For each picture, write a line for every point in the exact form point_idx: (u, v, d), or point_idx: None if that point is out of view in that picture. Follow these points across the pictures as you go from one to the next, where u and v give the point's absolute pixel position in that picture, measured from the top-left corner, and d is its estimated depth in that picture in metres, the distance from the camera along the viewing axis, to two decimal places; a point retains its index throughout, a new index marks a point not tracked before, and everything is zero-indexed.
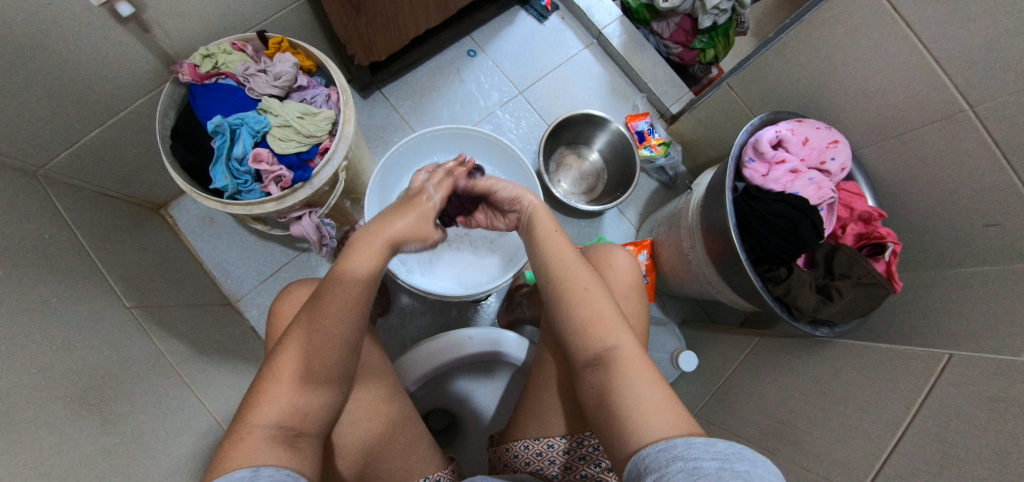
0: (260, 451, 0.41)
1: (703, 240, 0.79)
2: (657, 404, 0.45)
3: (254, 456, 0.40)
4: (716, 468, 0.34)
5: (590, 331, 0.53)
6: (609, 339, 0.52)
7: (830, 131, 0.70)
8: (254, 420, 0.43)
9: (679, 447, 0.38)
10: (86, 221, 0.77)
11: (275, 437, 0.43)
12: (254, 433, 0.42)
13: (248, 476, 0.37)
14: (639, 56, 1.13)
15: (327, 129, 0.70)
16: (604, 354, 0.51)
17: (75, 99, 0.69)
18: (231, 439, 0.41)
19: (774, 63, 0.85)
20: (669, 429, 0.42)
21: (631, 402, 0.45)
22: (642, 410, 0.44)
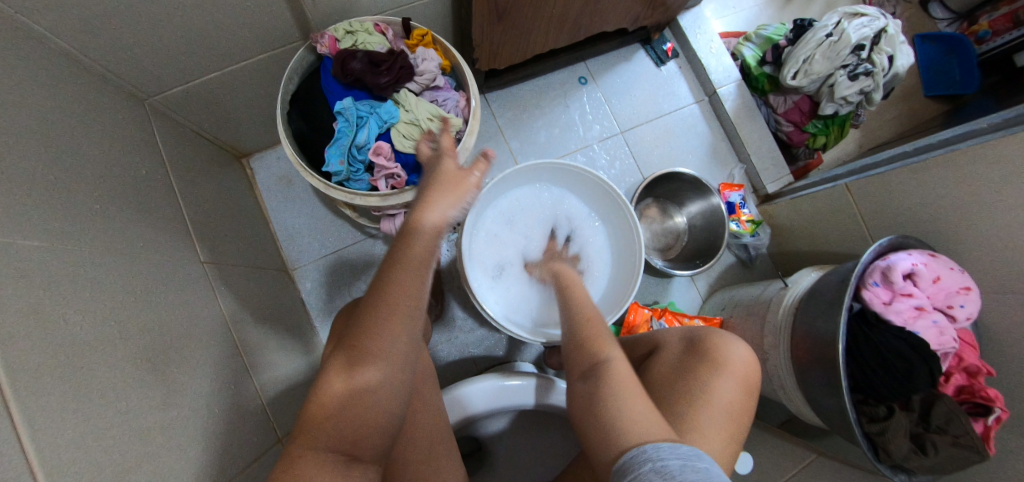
0: (314, 476, 0.39)
1: (791, 344, 0.76)
2: (650, 421, 0.46)
3: (305, 481, 0.38)
4: (679, 466, 0.39)
5: (586, 348, 0.58)
6: (602, 353, 0.57)
7: (963, 274, 0.66)
8: (311, 436, 0.41)
9: (650, 452, 0.42)
10: (179, 160, 0.75)
11: (329, 464, 0.40)
12: (303, 461, 0.40)
13: None
14: (748, 126, 1.10)
15: (451, 136, 0.66)
16: (596, 367, 0.55)
17: (207, 44, 0.68)
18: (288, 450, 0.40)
19: (904, 180, 0.81)
20: (645, 436, 0.44)
21: (619, 411, 0.48)
22: (625, 414, 0.47)
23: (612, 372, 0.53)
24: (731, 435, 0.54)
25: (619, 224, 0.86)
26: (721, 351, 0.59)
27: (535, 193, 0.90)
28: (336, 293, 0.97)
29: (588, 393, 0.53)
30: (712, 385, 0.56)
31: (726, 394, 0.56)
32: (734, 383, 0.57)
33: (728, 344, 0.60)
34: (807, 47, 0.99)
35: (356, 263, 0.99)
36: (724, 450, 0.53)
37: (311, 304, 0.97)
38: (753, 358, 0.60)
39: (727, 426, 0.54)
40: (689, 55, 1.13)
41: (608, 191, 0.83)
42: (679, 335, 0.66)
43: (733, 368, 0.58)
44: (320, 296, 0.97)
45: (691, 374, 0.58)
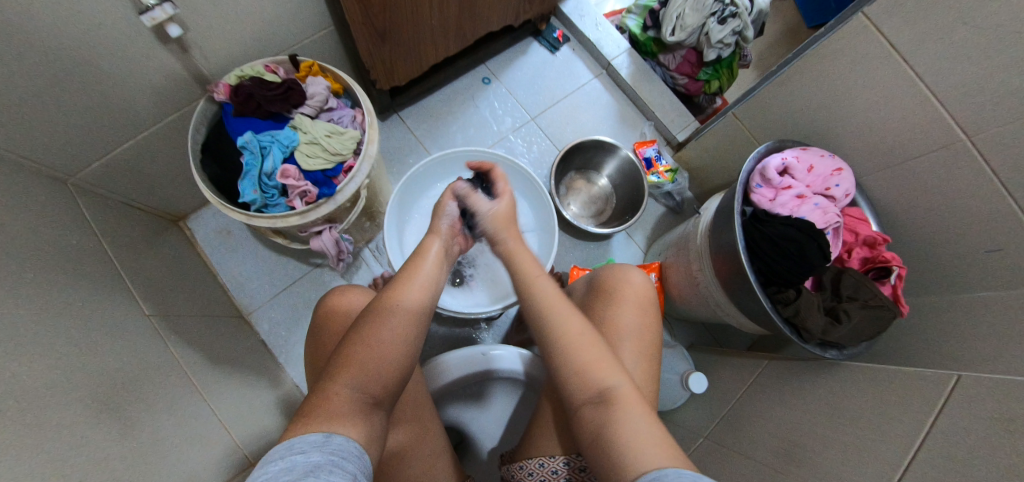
0: (340, 414, 0.44)
1: (712, 262, 0.82)
2: (648, 452, 0.42)
3: (332, 422, 0.43)
4: None
5: (586, 372, 0.50)
6: (606, 378, 0.50)
7: (834, 158, 0.73)
8: (336, 385, 0.47)
9: (670, 477, 0.38)
10: (112, 229, 0.79)
11: (352, 405, 0.46)
12: (336, 397, 0.46)
13: (321, 440, 0.40)
14: (646, 87, 1.19)
15: (353, 148, 0.74)
16: (604, 394, 0.48)
17: (114, 115, 0.73)
18: (314, 402, 0.45)
19: (775, 94, 0.89)
20: (659, 460, 0.41)
21: (622, 441, 0.44)
22: (630, 449, 0.43)
23: (624, 401, 0.48)
24: (644, 355, 0.61)
25: (535, 197, 0.94)
26: (620, 282, 0.67)
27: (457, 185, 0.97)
28: (296, 327, 1.01)
29: (597, 417, 0.47)
30: (616, 315, 0.63)
31: (636, 319, 0.63)
32: (634, 308, 0.64)
33: (628, 273, 0.68)
34: (676, 6, 1.10)
35: (309, 294, 1.04)
36: (642, 369, 0.60)
37: (272, 342, 1.00)
38: (648, 283, 0.68)
39: (637, 345, 0.61)
40: (579, 37, 1.23)
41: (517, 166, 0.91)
42: (585, 282, 0.74)
43: (631, 294, 0.65)
44: (280, 333, 1.00)
45: (594, 311, 0.66)
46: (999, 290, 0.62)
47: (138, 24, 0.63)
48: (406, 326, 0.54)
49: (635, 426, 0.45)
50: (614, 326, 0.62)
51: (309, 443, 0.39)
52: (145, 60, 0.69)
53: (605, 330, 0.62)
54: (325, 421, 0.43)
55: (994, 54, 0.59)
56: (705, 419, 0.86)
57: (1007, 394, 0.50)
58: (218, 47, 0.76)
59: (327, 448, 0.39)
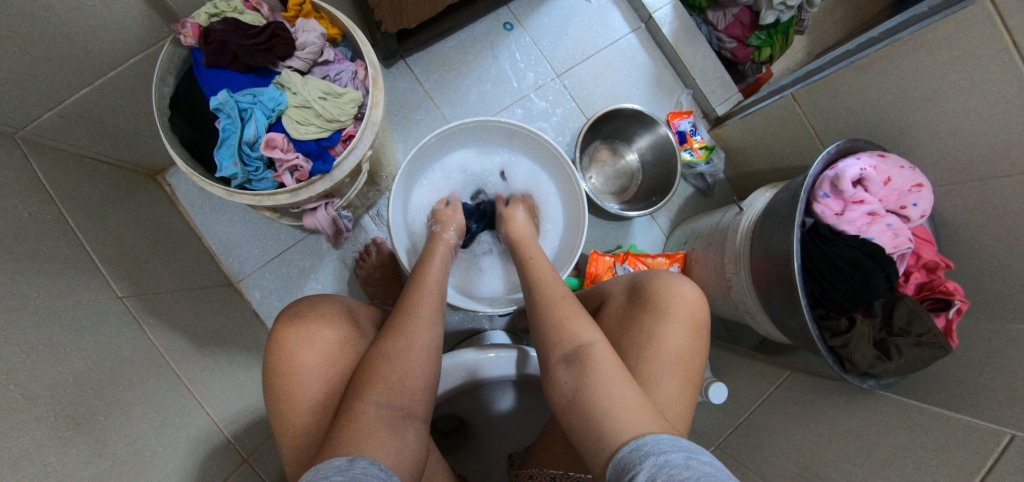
0: (371, 434, 0.43)
1: (751, 272, 0.75)
2: (633, 406, 0.44)
3: (358, 443, 0.42)
4: (683, 458, 0.36)
5: (564, 327, 0.55)
6: (583, 336, 0.53)
7: (915, 171, 0.63)
8: (365, 401, 0.46)
9: (649, 442, 0.39)
10: (73, 193, 0.68)
11: (381, 421, 0.45)
12: (366, 416, 0.45)
13: (345, 466, 0.39)
14: (690, 48, 1.04)
15: (352, 113, 0.62)
16: (579, 351, 0.52)
17: (63, 56, 0.59)
18: (344, 421, 0.44)
19: (853, 81, 0.77)
20: (641, 426, 0.42)
21: (603, 396, 0.46)
22: (618, 405, 0.44)
23: (598, 357, 0.50)
24: (685, 382, 0.55)
25: (570, 195, 0.82)
26: (665, 294, 0.60)
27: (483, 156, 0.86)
28: (289, 299, 0.94)
29: (573, 379, 0.49)
30: (660, 335, 0.57)
31: (680, 338, 0.56)
32: (681, 326, 0.57)
33: (671, 284, 0.61)
34: None
35: (304, 263, 0.95)
36: (685, 398, 0.54)
37: (266, 314, 0.93)
38: (699, 296, 0.61)
39: (680, 372, 0.55)
40: None
41: (547, 146, 0.80)
42: (624, 284, 0.67)
43: (677, 310, 0.58)
44: (275, 304, 0.93)
45: (639, 324, 0.59)
46: None
47: None
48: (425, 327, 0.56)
49: (609, 388, 0.46)
50: (657, 346, 0.56)
51: (334, 469, 0.38)
52: None
53: (643, 348, 0.56)
54: (353, 442, 0.42)
55: None
56: (718, 424, 0.85)
57: None
58: None
59: (349, 473, 0.38)
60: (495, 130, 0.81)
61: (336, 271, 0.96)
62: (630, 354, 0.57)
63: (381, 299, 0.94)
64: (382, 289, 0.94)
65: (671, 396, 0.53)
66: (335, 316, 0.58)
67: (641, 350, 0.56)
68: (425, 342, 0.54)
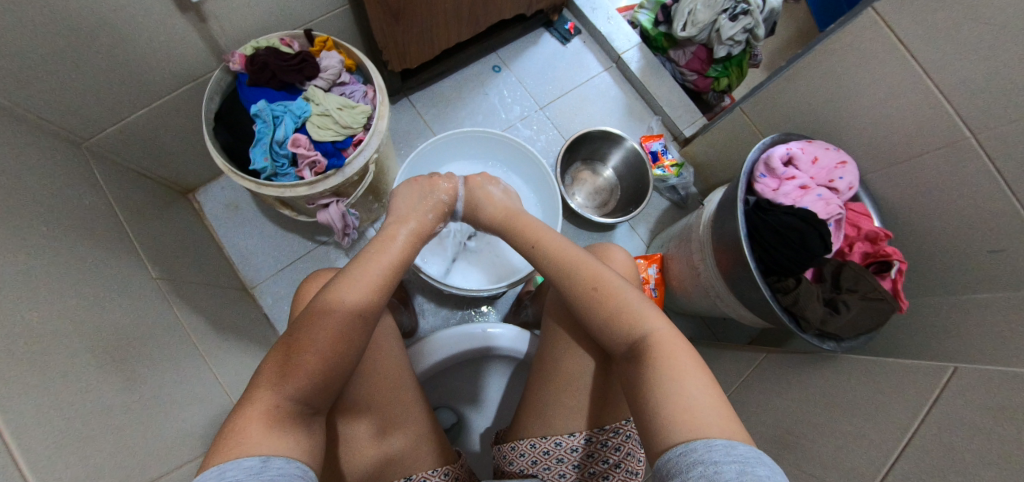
0: (271, 432, 0.41)
1: (714, 253, 0.82)
2: (702, 401, 0.42)
3: (263, 442, 0.40)
4: (737, 472, 0.35)
5: (616, 321, 0.54)
6: (639, 326, 0.52)
7: (838, 152, 0.73)
8: (271, 396, 0.44)
9: (699, 449, 0.37)
10: (123, 195, 0.80)
11: (285, 417, 0.43)
12: (271, 412, 0.43)
13: (257, 466, 0.36)
14: (655, 81, 1.20)
15: (363, 122, 0.75)
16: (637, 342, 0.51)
17: (132, 81, 0.74)
18: (244, 419, 0.41)
19: (784, 91, 0.89)
20: (708, 423, 0.40)
21: (666, 388, 0.44)
22: (681, 395, 0.43)
23: (656, 344, 0.49)
24: None
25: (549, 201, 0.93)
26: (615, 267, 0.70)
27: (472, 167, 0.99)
28: None
29: (632, 374, 0.49)
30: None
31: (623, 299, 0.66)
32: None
33: (612, 254, 0.71)
34: (689, 0, 1.11)
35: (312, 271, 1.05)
36: None
37: (274, 316, 1.01)
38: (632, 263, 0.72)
39: None
40: (590, 30, 1.24)
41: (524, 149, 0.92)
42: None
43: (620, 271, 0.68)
44: (283, 308, 1.01)
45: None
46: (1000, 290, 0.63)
47: None
48: (330, 343, 0.50)
49: (671, 380, 0.45)
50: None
51: (243, 471, 0.36)
52: (162, 26, 0.70)
53: None
54: (246, 444, 0.39)
55: (1001, 51, 0.60)
56: None
57: (998, 385, 0.51)
58: (233, 20, 0.77)
59: (261, 473, 0.36)
60: (480, 141, 0.94)
61: None
62: None
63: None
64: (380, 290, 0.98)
65: None
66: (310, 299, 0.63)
67: None
68: (322, 347, 0.49)
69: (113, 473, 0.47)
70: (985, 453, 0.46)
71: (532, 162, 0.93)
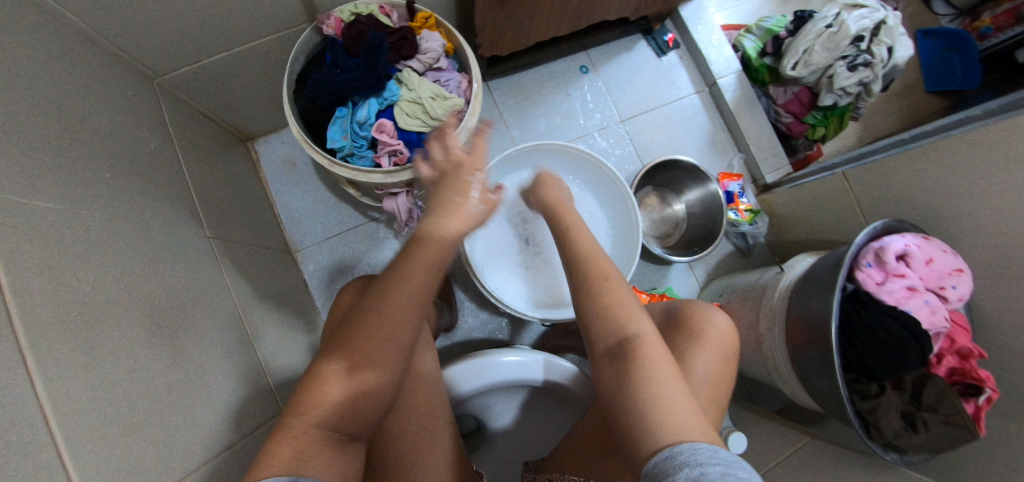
0: (305, 452, 0.42)
1: (786, 328, 0.77)
2: (682, 412, 0.45)
3: (298, 460, 0.41)
4: (720, 473, 0.36)
5: (608, 319, 0.56)
6: (629, 326, 0.54)
7: (956, 257, 0.67)
8: (307, 419, 0.44)
9: (685, 452, 0.39)
10: (187, 139, 0.76)
11: (321, 436, 0.44)
12: (303, 436, 0.43)
13: None
14: (748, 116, 1.12)
15: (453, 115, 0.69)
16: (623, 345, 0.53)
17: (220, 24, 0.69)
18: (285, 436, 0.42)
19: (903, 168, 0.82)
20: (687, 431, 0.43)
21: (654, 404, 0.46)
22: (667, 412, 0.45)
23: (645, 348, 0.51)
24: (710, 403, 0.57)
25: (627, 231, 0.88)
26: (700, 321, 0.62)
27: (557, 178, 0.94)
28: (338, 276, 0.99)
29: (617, 377, 0.51)
30: (691, 357, 0.59)
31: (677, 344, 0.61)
32: (713, 352, 0.59)
33: (707, 314, 0.63)
34: (807, 38, 1.01)
35: (358, 246, 1.01)
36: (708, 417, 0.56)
37: (313, 285, 0.98)
38: (732, 327, 0.63)
39: (707, 395, 0.57)
40: (689, 45, 1.15)
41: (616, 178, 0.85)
42: (661, 308, 0.69)
43: (711, 337, 0.60)
44: (324, 278, 0.99)
45: (672, 345, 0.61)
46: None
47: None
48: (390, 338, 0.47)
49: (660, 390, 0.47)
50: (688, 368, 0.58)
51: None
52: None
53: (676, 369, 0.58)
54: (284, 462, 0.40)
55: None
56: None
57: None
58: None
59: None
60: (571, 157, 0.89)
61: (385, 259, 1.02)
62: None
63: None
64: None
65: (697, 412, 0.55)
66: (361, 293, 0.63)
67: None
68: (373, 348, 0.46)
69: (159, 463, 0.45)
70: None
71: (617, 187, 0.87)
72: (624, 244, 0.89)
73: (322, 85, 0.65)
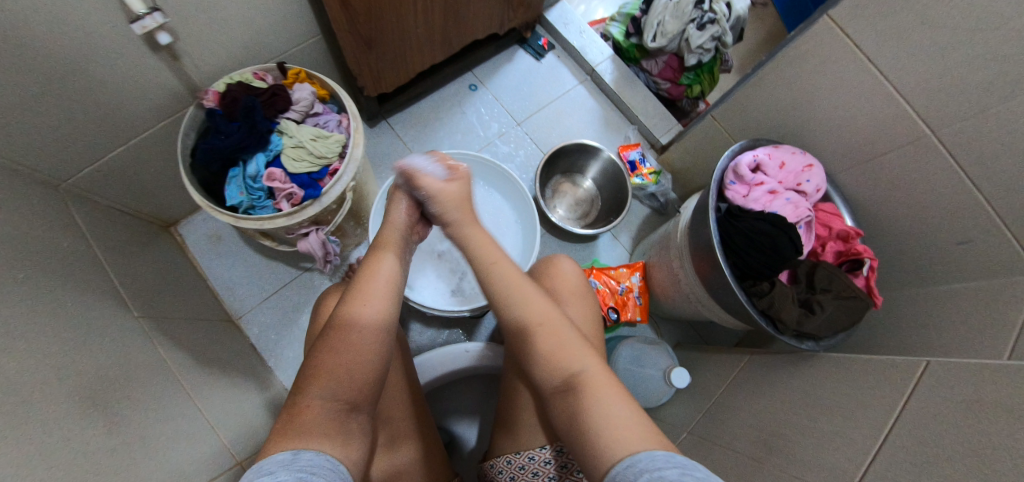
0: (313, 428, 0.45)
1: (692, 260, 0.84)
2: (623, 426, 0.43)
3: (303, 435, 0.44)
4: (678, 474, 0.36)
5: (557, 353, 0.51)
6: (574, 363, 0.50)
7: (805, 155, 0.75)
8: (308, 396, 0.48)
9: (643, 461, 0.39)
10: (102, 234, 0.80)
11: (326, 415, 0.47)
12: (309, 409, 0.46)
13: (288, 458, 0.40)
14: (629, 91, 1.23)
15: (338, 151, 0.78)
16: (570, 380, 0.49)
17: (109, 120, 0.75)
18: (288, 414, 0.46)
19: (753, 97, 0.92)
20: (637, 443, 0.41)
21: (597, 425, 0.44)
22: (612, 427, 0.43)
23: (587, 383, 0.48)
24: None
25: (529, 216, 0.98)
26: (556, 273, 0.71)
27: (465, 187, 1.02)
28: (285, 331, 1.02)
29: (569, 405, 0.48)
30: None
31: (584, 311, 0.66)
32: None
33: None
34: (658, 12, 1.15)
35: (298, 297, 1.05)
36: None
37: (262, 345, 1.01)
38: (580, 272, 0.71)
39: None
40: (563, 44, 1.27)
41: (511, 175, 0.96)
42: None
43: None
44: (271, 335, 1.02)
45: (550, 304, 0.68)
46: (974, 281, 0.65)
47: (130, 35, 0.66)
48: (372, 339, 0.53)
49: (603, 410, 0.45)
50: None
51: (276, 463, 0.39)
52: (135, 66, 0.71)
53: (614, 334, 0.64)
54: (295, 438, 0.43)
55: (948, 53, 0.62)
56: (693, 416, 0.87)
57: (972, 377, 0.52)
58: (205, 55, 0.78)
59: (292, 464, 0.40)
60: (470, 164, 0.99)
61: None
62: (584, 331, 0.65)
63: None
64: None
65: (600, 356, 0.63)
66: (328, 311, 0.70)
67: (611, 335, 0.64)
68: (369, 338, 0.53)
69: None
70: (963, 445, 0.47)
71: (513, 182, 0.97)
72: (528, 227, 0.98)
73: (211, 153, 0.72)
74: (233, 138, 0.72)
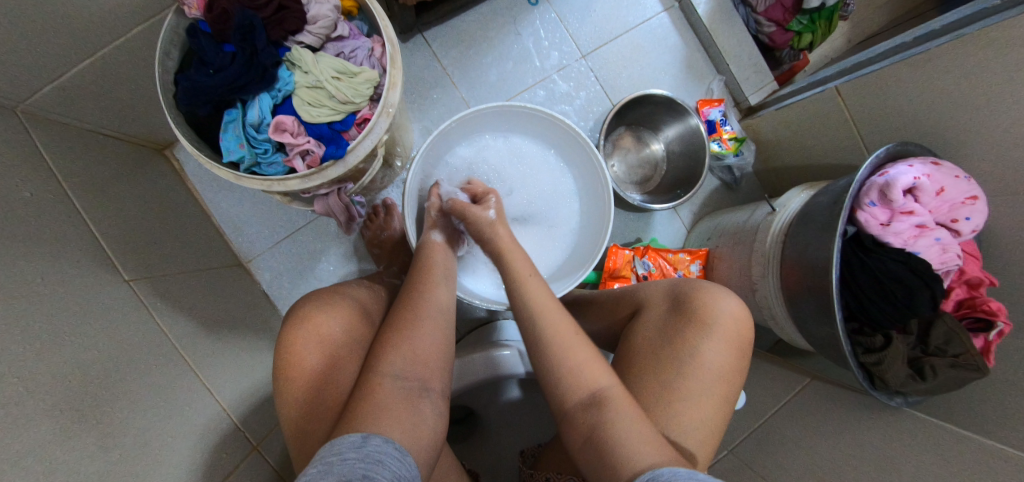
0: (388, 408, 0.43)
1: (779, 278, 0.71)
2: (653, 454, 0.42)
3: (374, 420, 0.41)
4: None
5: (566, 354, 0.51)
6: (594, 379, 0.49)
7: (971, 182, 0.58)
8: (382, 373, 0.46)
9: (666, 474, 0.38)
10: (75, 168, 0.64)
11: (399, 395, 0.45)
12: (383, 387, 0.44)
13: (358, 443, 0.38)
14: (725, 31, 0.97)
15: (367, 94, 0.59)
16: (594, 395, 0.48)
17: (64, 23, 0.55)
18: (363, 393, 0.44)
19: (907, 77, 0.71)
20: (655, 463, 0.41)
21: (622, 441, 0.44)
22: (637, 451, 0.42)
23: (613, 398, 0.47)
24: (721, 400, 0.51)
25: (597, 190, 0.79)
26: (709, 306, 0.55)
27: (524, 143, 0.84)
28: (299, 280, 0.93)
29: (587, 390, 0.48)
30: (701, 351, 0.53)
31: (724, 353, 0.53)
32: (723, 343, 0.53)
33: (717, 297, 0.56)
34: None
35: (314, 245, 0.94)
36: (717, 413, 0.51)
37: (274, 293, 0.92)
38: (743, 307, 0.56)
39: (718, 390, 0.52)
40: None
41: (581, 140, 0.76)
42: (664, 290, 0.62)
43: (722, 326, 0.54)
44: (284, 284, 0.92)
45: (679, 336, 0.54)
46: None
47: None
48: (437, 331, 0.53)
49: (629, 437, 0.44)
50: (698, 362, 0.52)
51: (349, 446, 0.38)
52: None
53: (684, 366, 0.52)
54: (368, 419, 0.41)
55: None
56: (732, 430, 0.83)
57: None
58: None
59: (363, 451, 0.37)
60: (539, 123, 0.78)
61: (344, 253, 0.95)
62: (666, 370, 0.52)
63: (384, 264, 0.86)
64: (386, 254, 0.87)
65: (704, 416, 0.50)
66: (344, 315, 0.55)
67: (678, 364, 0.52)
68: (436, 332, 0.53)
69: None
70: None
71: (582, 152, 0.78)
72: (592, 211, 0.82)
73: (196, 92, 0.54)
74: (225, 73, 0.53)
